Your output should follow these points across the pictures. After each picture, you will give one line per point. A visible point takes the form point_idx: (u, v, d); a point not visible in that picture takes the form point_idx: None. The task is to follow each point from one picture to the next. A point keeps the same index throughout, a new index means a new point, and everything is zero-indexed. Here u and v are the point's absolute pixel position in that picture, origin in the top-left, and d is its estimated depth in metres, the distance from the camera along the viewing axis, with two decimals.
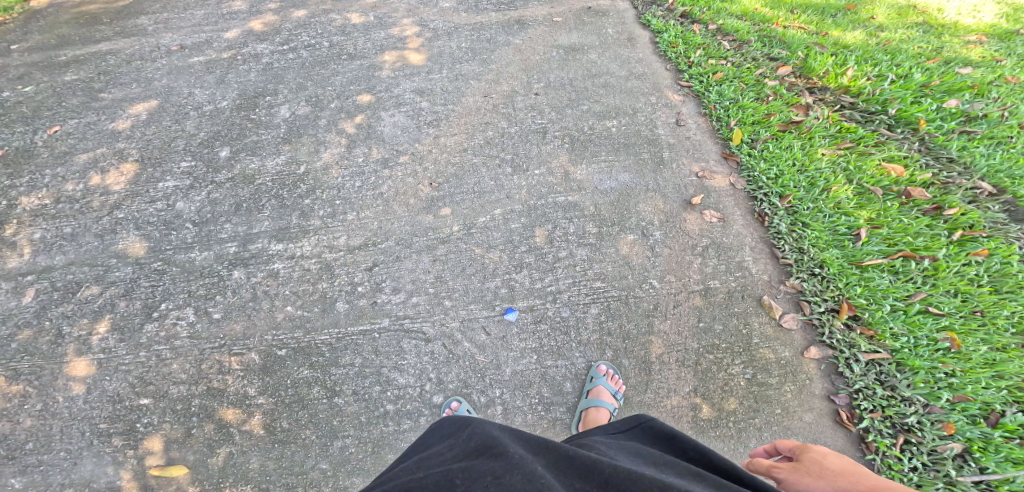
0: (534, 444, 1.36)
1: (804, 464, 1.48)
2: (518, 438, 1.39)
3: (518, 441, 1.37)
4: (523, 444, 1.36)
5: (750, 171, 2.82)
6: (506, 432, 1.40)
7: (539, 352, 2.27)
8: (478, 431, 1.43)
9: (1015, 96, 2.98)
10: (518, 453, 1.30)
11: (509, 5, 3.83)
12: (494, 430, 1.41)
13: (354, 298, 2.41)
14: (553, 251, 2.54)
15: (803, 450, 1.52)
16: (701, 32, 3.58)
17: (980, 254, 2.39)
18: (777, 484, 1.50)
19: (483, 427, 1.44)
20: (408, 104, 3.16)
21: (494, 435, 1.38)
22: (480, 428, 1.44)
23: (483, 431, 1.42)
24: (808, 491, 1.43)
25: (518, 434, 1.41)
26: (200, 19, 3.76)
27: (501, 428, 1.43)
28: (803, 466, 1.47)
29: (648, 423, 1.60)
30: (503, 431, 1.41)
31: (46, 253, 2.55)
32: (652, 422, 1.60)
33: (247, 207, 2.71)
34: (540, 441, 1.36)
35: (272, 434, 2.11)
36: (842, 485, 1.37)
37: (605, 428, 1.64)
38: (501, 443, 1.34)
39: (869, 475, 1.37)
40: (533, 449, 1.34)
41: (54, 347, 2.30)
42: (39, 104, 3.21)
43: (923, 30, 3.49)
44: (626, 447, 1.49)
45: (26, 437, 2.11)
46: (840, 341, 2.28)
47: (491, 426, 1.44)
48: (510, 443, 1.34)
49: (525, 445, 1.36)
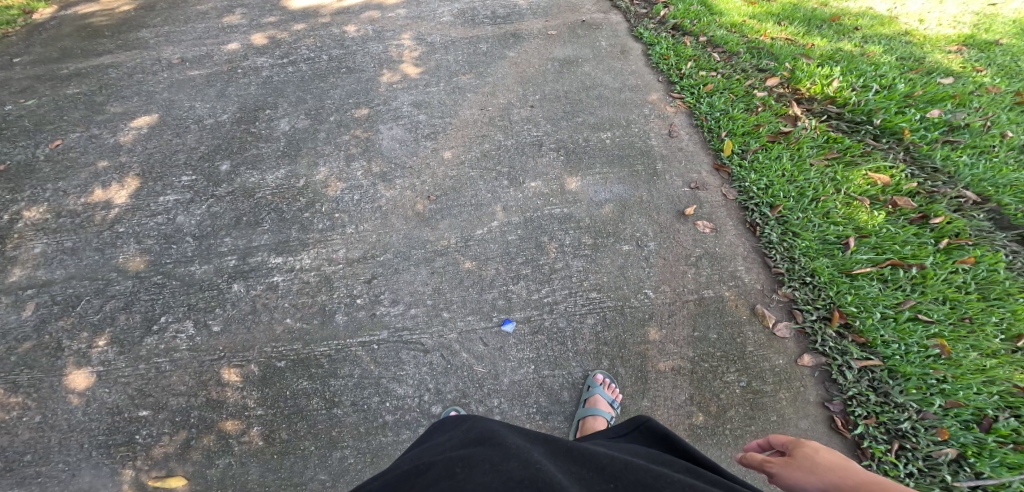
0: (532, 436, 1.39)
1: (796, 459, 1.42)
2: (517, 431, 1.43)
3: (516, 431, 1.41)
4: (521, 434, 1.40)
5: (741, 181, 2.88)
6: (505, 426, 1.44)
7: (536, 362, 2.30)
8: (478, 424, 1.46)
9: (996, 106, 3.06)
10: (516, 442, 1.33)
11: (504, 19, 3.91)
12: (493, 424, 1.44)
13: (353, 310, 2.43)
14: (550, 262, 2.57)
15: (796, 445, 1.46)
16: (692, 44, 3.67)
17: (967, 261, 2.44)
18: (770, 478, 1.47)
19: (483, 422, 1.47)
20: (406, 117, 3.22)
21: (493, 428, 1.41)
22: (479, 423, 1.47)
23: (482, 425, 1.45)
24: (799, 486, 1.38)
25: (517, 427, 1.44)
26: (200, 33, 3.83)
27: (500, 422, 1.46)
28: (795, 461, 1.42)
29: (646, 424, 1.62)
30: (502, 425, 1.45)
31: (47, 267, 2.58)
32: (650, 424, 1.62)
33: (247, 220, 2.75)
34: (538, 434, 1.39)
35: (271, 446, 2.12)
36: (832, 482, 1.31)
37: (606, 432, 1.66)
38: (500, 434, 1.37)
39: (861, 471, 1.30)
40: (531, 439, 1.38)
41: (54, 360, 2.31)
42: (40, 118, 3.24)
43: (906, 41, 3.58)
44: (624, 447, 1.51)
45: (25, 449, 2.11)
46: (832, 349, 2.32)
47: (491, 421, 1.48)
48: (509, 434, 1.38)
49: (524, 435, 1.39)
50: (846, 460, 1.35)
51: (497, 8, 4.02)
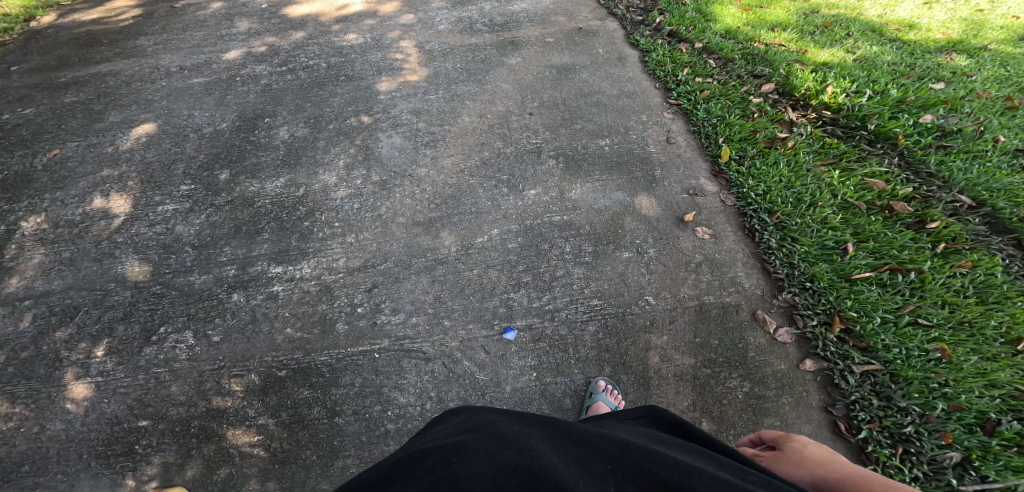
0: (530, 419, 1.38)
1: (786, 453, 1.71)
2: (516, 417, 1.41)
3: (513, 418, 1.40)
4: (518, 420, 1.38)
5: (739, 187, 2.89)
6: (502, 415, 1.43)
7: (538, 369, 2.30)
8: (476, 416, 1.46)
9: (987, 110, 3.10)
10: (512, 428, 1.32)
11: (502, 27, 3.94)
12: (491, 415, 1.44)
13: (354, 319, 2.43)
14: (550, 270, 2.58)
15: (786, 441, 1.76)
16: (688, 51, 3.70)
17: (965, 265, 2.46)
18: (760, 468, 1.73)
19: (481, 413, 1.47)
20: (406, 125, 3.23)
21: (491, 419, 1.40)
22: (477, 415, 1.47)
23: (480, 417, 1.44)
24: (788, 475, 1.65)
25: (514, 414, 1.42)
26: (199, 40, 3.84)
27: (499, 412, 1.45)
28: (786, 455, 1.70)
29: (659, 412, 1.62)
30: (501, 414, 1.44)
31: (45, 279, 2.56)
32: (662, 413, 1.61)
33: (247, 230, 2.74)
34: (537, 417, 1.38)
35: (272, 455, 2.10)
36: (821, 472, 1.60)
37: (616, 414, 1.65)
38: (497, 423, 1.37)
39: (844, 465, 1.61)
40: (529, 422, 1.36)
41: (52, 371, 2.30)
42: (39, 127, 3.23)
43: (897, 46, 3.63)
44: (634, 429, 1.51)
45: (22, 460, 2.09)
46: (834, 354, 2.32)
47: (489, 412, 1.47)
48: (507, 422, 1.37)
49: (521, 420, 1.38)
50: (819, 443, 1.73)
51: (495, 15, 4.05)
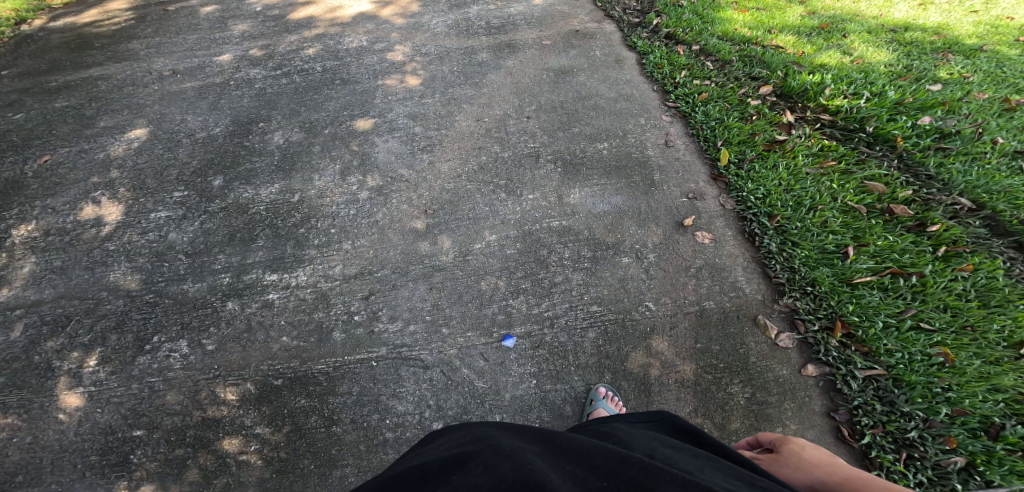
0: (529, 434, 1.34)
1: (782, 456, 1.70)
2: (516, 430, 1.37)
3: (512, 431, 1.36)
4: (517, 434, 1.34)
5: (738, 191, 2.88)
6: (501, 428, 1.39)
7: (538, 376, 2.27)
8: (475, 430, 1.42)
9: (984, 112, 3.11)
10: (511, 442, 1.28)
11: (499, 29, 3.92)
12: (490, 429, 1.40)
13: (351, 327, 2.40)
14: (549, 276, 2.56)
15: (784, 443, 1.74)
16: (685, 53, 3.69)
17: (965, 269, 2.45)
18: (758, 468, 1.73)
19: (480, 427, 1.43)
20: (402, 129, 3.20)
21: (489, 432, 1.37)
22: (476, 429, 1.43)
23: (479, 430, 1.41)
24: (786, 478, 1.64)
25: (512, 427, 1.39)
26: (192, 44, 3.80)
27: (498, 426, 1.41)
28: (782, 458, 1.69)
29: (670, 418, 1.58)
30: (501, 427, 1.40)
31: (35, 288, 2.52)
32: (674, 419, 1.57)
33: (241, 237, 2.71)
34: (537, 431, 1.34)
35: (270, 464, 2.06)
36: (819, 476, 1.58)
37: (627, 415, 1.61)
38: (495, 436, 1.32)
39: (842, 467, 1.58)
40: (528, 438, 1.32)
41: (43, 381, 2.26)
42: (29, 133, 3.18)
43: (894, 46, 3.63)
44: (643, 434, 1.46)
45: (14, 471, 2.05)
46: (836, 358, 2.30)
47: (488, 426, 1.43)
48: (506, 436, 1.33)
49: (519, 432, 1.35)
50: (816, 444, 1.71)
51: (493, 18, 4.02)
